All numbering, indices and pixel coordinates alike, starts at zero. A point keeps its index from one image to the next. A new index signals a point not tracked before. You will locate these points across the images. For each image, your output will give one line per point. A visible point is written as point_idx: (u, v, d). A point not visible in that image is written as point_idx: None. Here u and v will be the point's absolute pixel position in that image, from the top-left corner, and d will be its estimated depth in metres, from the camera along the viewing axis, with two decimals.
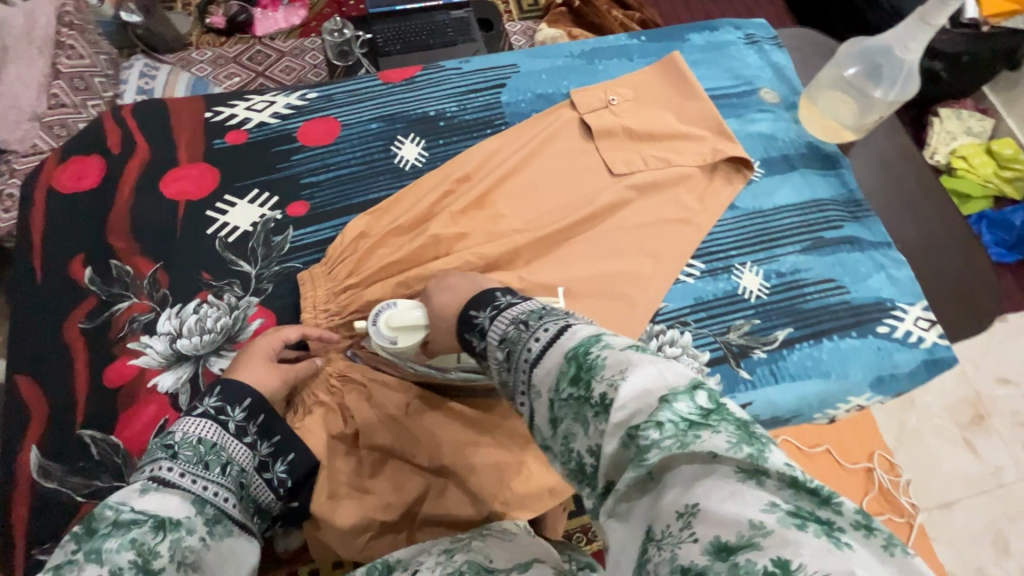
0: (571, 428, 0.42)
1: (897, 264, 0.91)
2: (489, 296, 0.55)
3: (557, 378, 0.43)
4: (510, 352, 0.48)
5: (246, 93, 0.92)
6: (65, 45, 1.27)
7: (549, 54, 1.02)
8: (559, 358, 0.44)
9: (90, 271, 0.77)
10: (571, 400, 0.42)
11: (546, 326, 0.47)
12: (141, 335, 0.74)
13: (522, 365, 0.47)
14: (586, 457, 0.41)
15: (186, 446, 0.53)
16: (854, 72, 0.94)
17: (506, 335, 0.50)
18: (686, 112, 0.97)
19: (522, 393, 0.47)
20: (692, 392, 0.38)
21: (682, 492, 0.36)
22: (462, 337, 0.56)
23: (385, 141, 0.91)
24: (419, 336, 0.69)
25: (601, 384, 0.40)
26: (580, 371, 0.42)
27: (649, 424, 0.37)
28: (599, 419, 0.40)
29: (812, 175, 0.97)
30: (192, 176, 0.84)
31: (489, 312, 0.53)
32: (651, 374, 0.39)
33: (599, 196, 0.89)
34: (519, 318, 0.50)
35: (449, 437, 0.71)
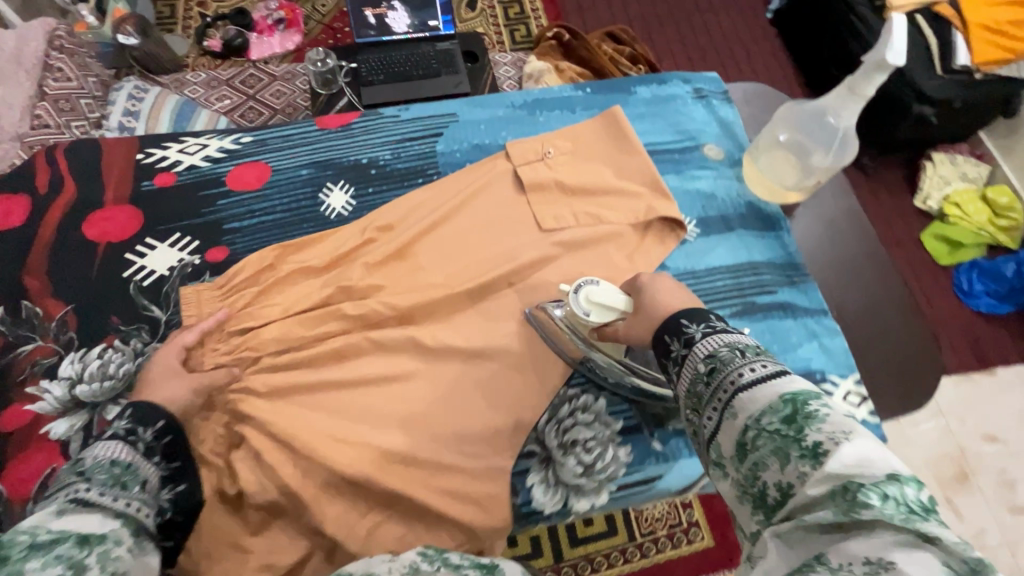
0: (763, 459, 0.42)
1: (831, 333, 0.88)
2: (704, 313, 0.55)
3: (765, 410, 0.43)
4: (714, 368, 0.48)
5: (182, 135, 0.94)
6: (53, 68, 1.31)
7: (491, 104, 1.03)
8: (776, 394, 0.43)
9: (2, 310, 0.77)
10: (772, 433, 0.42)
11: (764, 361, 0.47)
12: (41, 379, 0.74)
13: (723, 386, 0.46)
14: (771, 489, 0.41)
15: (99, 468, 0.51)
16: (788, 137, 0.92)
17: (714, 352, 0.49)
18: (622, 167, 0.96)
19: (711, 409, 0.47)
20: (922, 485, 0.37)
21: (873, 548, 0.34)
22: (656, 341, 0.57)
23: (314, 188, 0.91)
24: (611, 316, 0.71)
25: (818, 432, 0.40)
26: (796, 414, 0.42)
27: (873, 489, 0.36)
28: (804, 462, 0.39)
29: (749, 236, 0.94)
30: (117, 218, 0.85)
31: (701, 327, 0.53)
32: (879, 449, 0.38)
33: (526, 251, 0.88)
34: (736, 344, 0.49)
35: (337, 496, 0.70)
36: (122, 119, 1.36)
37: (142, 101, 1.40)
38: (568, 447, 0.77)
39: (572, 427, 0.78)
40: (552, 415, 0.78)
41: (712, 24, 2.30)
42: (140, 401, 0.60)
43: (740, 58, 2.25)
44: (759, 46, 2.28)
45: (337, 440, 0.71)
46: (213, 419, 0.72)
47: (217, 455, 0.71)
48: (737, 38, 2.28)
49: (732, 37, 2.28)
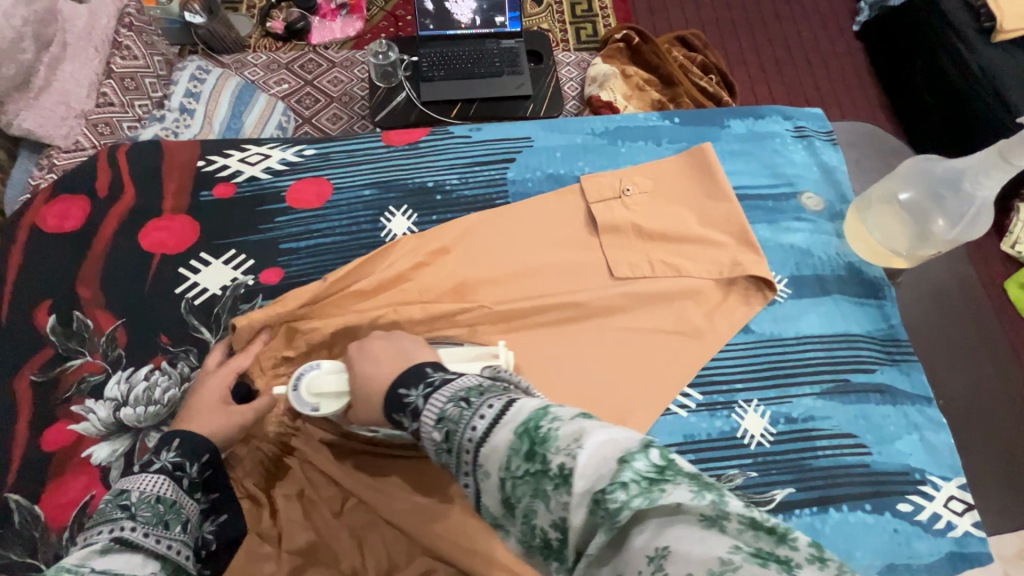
0: (530, 504, 0.37)
1: (936, 427, 0.78)
2: (419, 372, 0.51)
3: (508, 454, 0.38)
4: (448, 433, 0.43)
5: (245, 142, 0.90)
6: (121, 45, 1.27)
7: (569, 129, 0.95)
8: (509, 433, 0.39)
9: (54, 319, 0.75)
10: (527, 475, 0.37)
11: (488, 402, 0.42)
12: (87, 398, 0.71)
13: (464, 447, 0.41)
14: (550, 530, 0.37)
15: (143, 507, 0.51)
16: (909, 197, 0.83)
17: (442, 414, 0.44)
18: (708, 213, 0.86)
19: (466, 475, 0.42)
20: (649, 449, 0.34)
21: (652, 540, 0.32)
22: (389, 416, 0.51)
23: (375, 212, 0.85)
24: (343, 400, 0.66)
25: (557, 455, 0.36)
26: (533, 445, 0.37)
27: (612, 488, 0.33)
28: (559, 492, 0.35)
29: (847, 303, 0.84)
30: (173, 228, 0.82)
31: (420, 390, 0.48)
32: (604, 439, 0.35)
33: (592, 297, 0.80)
34: (458, 394, 0.44)
35: (374, 548, 0.67)
36: (183, 100, 1.30)
37: (204, 82, 1.34)
38: None
39: None
40: None
41: (792, 35, 2.13)
42: (189, 432, 0.57)
43: (820, 73, 2.07)
44: (844, 61, 2.10)
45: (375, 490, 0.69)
46: (260, 447, 0.70)
47: (256, 491, 0.69)
48: (818, 52, 2.11)
49: (812, 50, 2.11)
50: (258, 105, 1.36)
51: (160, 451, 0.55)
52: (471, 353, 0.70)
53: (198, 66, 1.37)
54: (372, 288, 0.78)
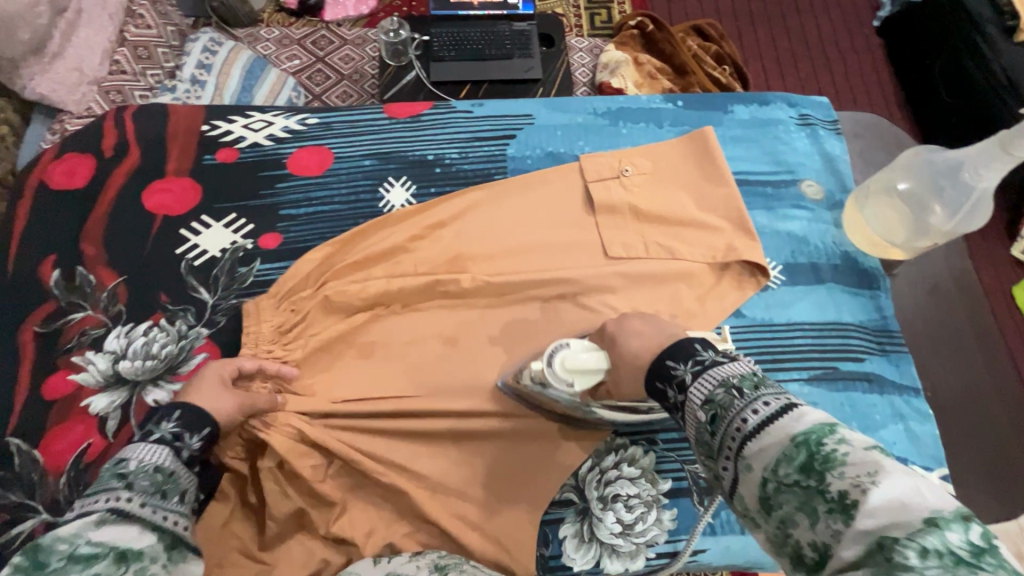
0: (790, 514, 0.36)
1: (921, 418, 0.78)
2: (687, 347, 0.48)
3: (780, 458, 0.37)
4: (716, 416, 0.42)
5: (249, 109, 0.91)
6: (136, 14, 1.31)
7: (571, 108, 0.95)
8: (786, 441, 0.38)
9: (58, 273, 0.77)
10: (795, 484, 0.36)
11: (767, 399, 0.40)
12: (87, 350, 0.74)
13: (730, 433, 0.41)
14: (806, 548, 0.35)
15: (140, 475, 0.50)
16: (908, 187, 0.82)
17: (710, 396, 0.43)
18: (705, 197, 0.86)
19: (724, 460, 0.41)
20: (965, 522, 0.32)
21: None
22: (646, 384, 0.50)
23: (374, 182, 0.86)
24: (596, 379, 0.61)
25: (841, 480, 0.35)
26: (813, 461, 0.36)
27: (909, 543, 0.31)
28: (834, 517, 0.34)
29: (841, 292, 0.84)
30: (175, 190, 0.83)
31: (688, 366, 0.47)
32: (912, 491, 0.33)
33: (584, 274, 0.81)
34: (729, 380, 0.43)
35: (358, 510, 0.69)
36: (194, 70, 1.31)
37: (216, 55, 1.34)
38: (609, 500, 0.72)
39: (614, 480, 0.73)
40: (595, 462, 0.73)
41: (811, 28, 2.10)
42: (188, 404, 0.58)
43: (837, 67, 2.04)
44: (861, 57, 2.06)
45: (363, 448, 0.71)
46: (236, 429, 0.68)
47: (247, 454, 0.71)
48: (836, 46, 2.07)
49: (830, 44, 2.07)
50: (269, 79, 1.37)
51: (159, 421, 0.55)
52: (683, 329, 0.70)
53: (210, 38, 1.37)
54: (367, 254, 0.79)
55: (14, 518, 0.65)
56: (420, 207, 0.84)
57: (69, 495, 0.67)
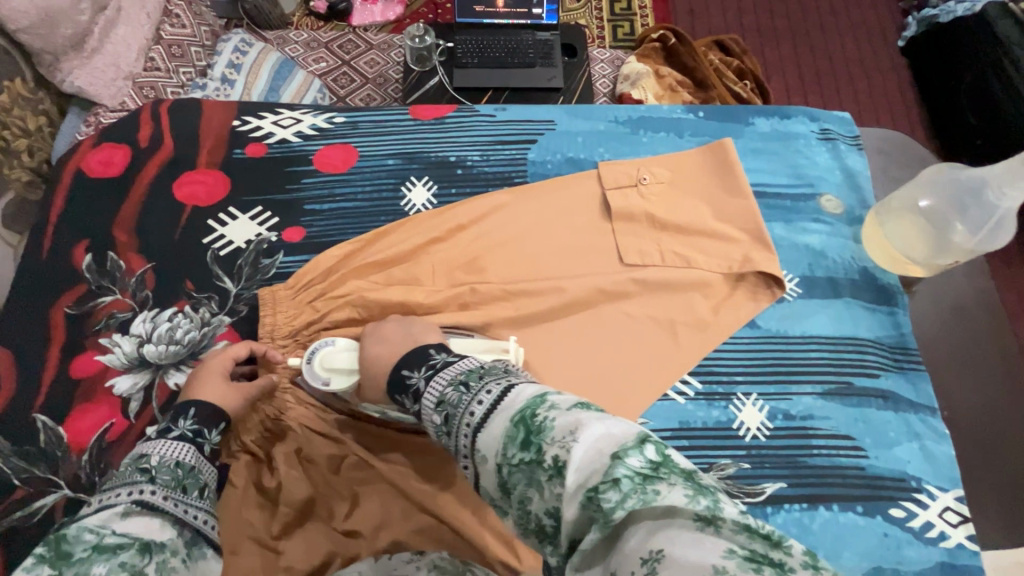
0: (525, 492, 0.40)
1: (937, 437, 0.77)
2: (423, 355, 0.55)
3: (506, 442, 0.41)
4: (448, 416, 0.47)
5: (278, 106, 0.93)
6: (172, 13, 1.38)
7: (593, 115, 0.96)
8: (506, 422, 0.42)
9: (90, 257, 0.80)
10: (521, 463, 0.40)
11: (487, 387, 0.46)
12: (114, 333, 0.76)
13: (461, 430, 0.45)
14: (544, 519, 0.39)
15: (163, 469, 0.53)
16: (930, 205, 0.82)
17: (443, 397, 0.48)
18: (723, 208, 0.87)
19: (464, 458, 0.45)
20: (642, 445, 0.37)
21: (644, 539, 0.34)
22: (392, 396, 0.56)
23: (397, 181, 0.88)
24: (349, 378, 0.70)
25: (552, 445, 0.39)
26: (529, 434, 0.40)
27: (606, 484, 0.35)
28: (553, 482, 0.38)
29: (858, 307, 0.84)
30: (205, 181, 0.86)
31: (422, 373, 0.53)
32: (602, 435, 0.38)
33: (599, 279, 0.81)
34: (458, 379, 0.49)
35: (369, 504, 0.69)
36: (225, 70, 1.37)
37: (247, 55, 1.41)
38: None
39: None
40: None
41: (834, 46, 2.09)
42: (204, 404, 0.62)
43: (860, 86, 2.03)
44: (884, 76, 2.05)
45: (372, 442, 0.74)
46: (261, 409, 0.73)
47: (260, 448, 0.72)
48: (860, 65, 2.07)
49: (853, 62, 2.07)
50: (296, 82, 1.43)
51: (179, 420, 0.59)
52: (483, 346, 0.72)
53: (242, 38, 1.44)
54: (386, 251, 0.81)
55: (37, 492, 0.67)
56: (441, 208, 0.86)
57: (89, 472, 0.69)
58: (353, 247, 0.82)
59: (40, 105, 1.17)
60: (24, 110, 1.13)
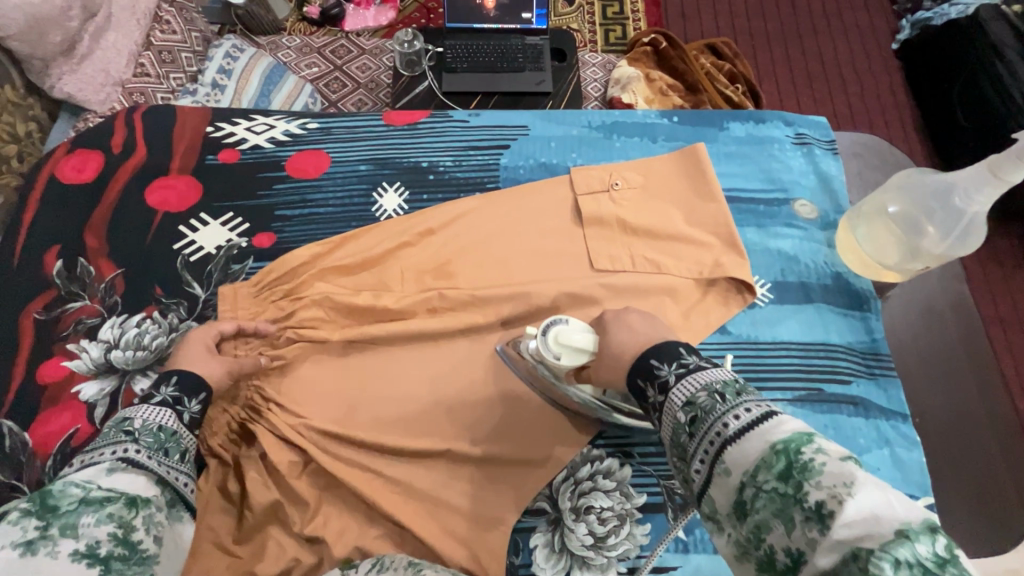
0: (766, 521, 0.39)
1: (908, 444, 0.76)
2: (672, 350, 0.52)
3: (758, 465, 0.40)
4: (697, 418, 0.45)
5: (253, 112, 0.94)
6: (162, 20, 1.37)
7: (567, 121, 0.96)
8: (764, 446, 0.40)
9: (61, 263, 0.80)
10: (770, 491, 0.39)
11: (747, 405, 0.43)
12: (82, 338, 0.76)
13: (710, 437, 0.43)
14: (778, 552, 0.38)
15: (147, 431, 0.53)
16: (898, 210, 0.81)
17: (692, 399, 0.46)
18: (694, 213, 0.87)
19: (699, 462, 0.44)
20: (926, 530, 0.34)
21: None
22: (631, 383, 0.54)
23: (368, 186, 0.88)
24: (582, 359, 0.66)
25: (818, 489, 0.37)
26: (790, 468, 0.39)
27: (882, 554, 0.33)
28: (809, 524, 0.36)
29: (830, 312, 0.83)
30: (177, 187, 0.86)
31: (673, 368, 0.50)
32: (878, 500, 0.36)
33: (570, 285, 0.81)
34: (713, 386, 0.46)
35: (332, 510, 0.70)
36: (215, 76, 1.40)
37: (237, 60, 1.44)
38: (581, 512, 0.71)
39: (589, 491, 0.73)
40: (570, 473, 0.73)
41: (826, 49, 2.09)
42: (188, 373, 0.62)
43: (853, 89, 2.02)
44: (877, 79, 2.04)
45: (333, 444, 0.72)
46: (226, 408, 0.73)
47: (224, 451, 0.72)
48: (853, 68, 2.06)
49: (846, 65, 2.06)
50: (286, 87, 1.45)
51: (160, 385, 0.59)
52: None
53: (233, 44, 1.47)
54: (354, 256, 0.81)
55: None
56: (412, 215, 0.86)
57: (52, 477, 0.69)
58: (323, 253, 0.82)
59: (29, 111, 1.20)
60: (14, 116, 1.17)
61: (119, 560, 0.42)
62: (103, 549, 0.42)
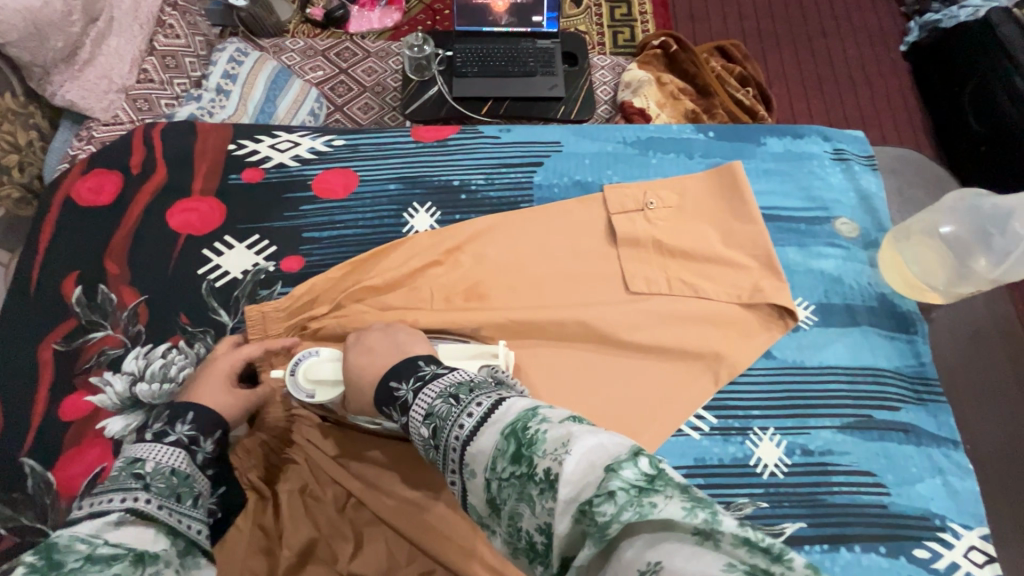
0: (516, 508, 0.39)
1: (961, 473, 0.74)
2: (412, 365, 0.54)
3: (495, 454, 0.40)
4: (436, 429, 0.45)
5: (275, 128, 0.90)
6: (166, 23, 1.34)
7: (600, 136, 0.93)
8: (496, 436, 0.41)
9: (80, 290, 0.77)
10: (512, 479, 0.39)
11: (478, 400, 0.44)
12: (105, 371, 0.73)
13: (451, 444, 0.43)
14: (535, 535, 0.38)
15: (158, 476, 0.51)
16: (951, 231, 0.82)
17: (432, 410, 0.47)
18: (734, 233, 0.84)
19: (453, 473, 0.44)
20: (635, 457, 0.35)
21: (641, 553, 0.32)
22: (380, 407, 0.54)
23: (399, 207, 0.85)
24: (336, 387, 0.67)
25: (544, 459, 0.37)
26: (520, 448, 0.39)
27: (601, 499, 0.34)
28: (544, 497, 0.36)
29: (877, 335, 0.81)
30: (200, 209, 0.83)
31: (410, 385, 0.51)
32: (593, 445, 0.37)
33: (605, 306, 0.79)
34: (449, 391, 0.47)
35: (373, 547, 0.66)
36: (220, 81, 1.35)
37: (242, 65, 1.39)
38: None
39: None
40: None
41: (835, 51, 2.07)
42: (202, 408, 0.60)
43: (863, 92, 2.01)
44: (887, 81, 2.03)
45: (367, 477, 0.70)
46: (267, 440, 0.71)
47: (264, 485, 0.69)
48: (863, 70, 2.04)
49: (855, 67, 2.05)
50: (292, 92, 1.41)
51: (176, 424, 0.57)
52: (472, 351, 0.70)
53: (238, 49, 1.41)
54: (386, 281, 0.78)
55: (25, 543, 0.64)
56: (446, 232, 0.83)
57: None
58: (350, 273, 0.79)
59: (31, 120, 1.16)
60: (15, 125, 1.12)
61: None
62: None
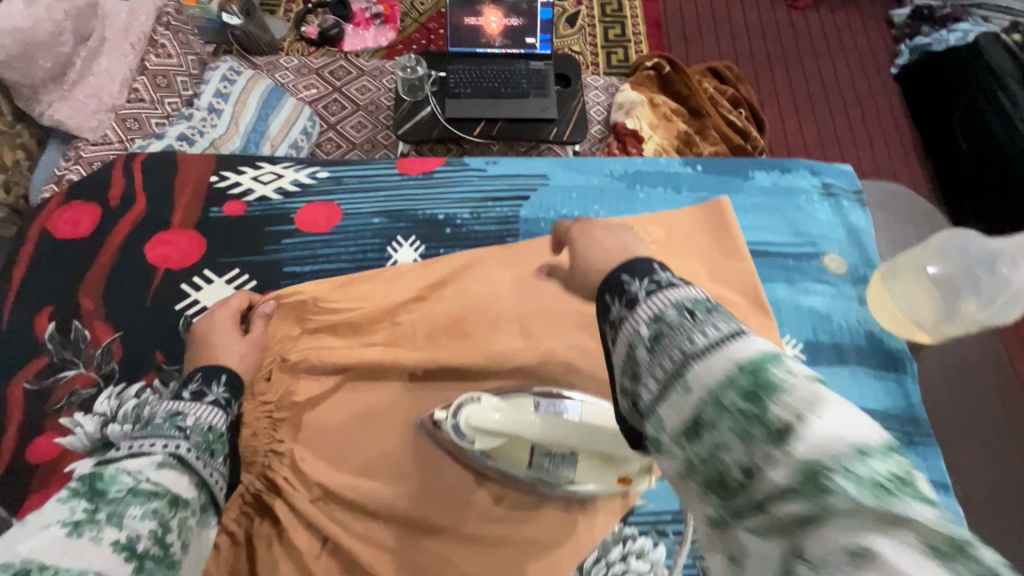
0: (721, 440, 0.30)
1: (951, 518, 0.73)
2: (647, 264, 0.41)
3: (721, 379, 0.31)
4: (660, 335, 0.35)
5: (259, 159, 0.90)
6: (158, 44, 1.35)
7: (588, 169, 0.93)
8: (730, 363, 0.31)
9: (53, 326, 0.75)
10: (732, 409, 0.30)
11: (721, 323, 0.34)
12: (75, 412, 0.71)
13: (669, 356, 0.33)
14: (730, 473, 0.30)
15: (196, 431, 0.52)
16: (938, 271, 0.81)
17: (658, 316, 0.36)
18: (722, 268, 0.83)
19: (650, 385, 0.34)
20: (891, 452, 0.28)
21: (856, 540, 0.25)
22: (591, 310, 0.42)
23: (382, 240, 0.84)
24: (494, 440, 0.64)
25: (785, 406, 0.29)
26: (757, 386, 0.30)
27: (842, 470, 0.27)
28: (770, 443, 0.28)
29: (865, 375, 0.80)
30: (179, 243, 0.81)
31: (642, 283, 0.39)
32: (849, 420, 0.28)
33: (596, 339, 0.76)
34: (686, 303, 0.36)
35: None
36: (212, 99, 1.35)
37: (234, 83, 1.40)
38: None
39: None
40: (600, 554, 0.67)
41: (827, 73, 2.09)
42: (235, 376, 0.62)
43: (854, 113, 2.02)
44: (878, 103, 2.04)
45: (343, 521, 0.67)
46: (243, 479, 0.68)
47: (235, 527, 0.66)
48: (854, 92, 2.06)
49: (847, 89, 2.06)
50: (285, 111, 1.43)
51: (213, 385, 0.58)
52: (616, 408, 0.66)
53: (230, 67, 1.42)
54: (366, 319, 0.76)
55: None
56: (429, 267, 0.82)
57: None
58: (330, 309, 0.77)
59: (19, 139, 1.16)
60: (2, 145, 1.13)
61: (151, 559, 0.41)
62: (141, 544, 0.40)
